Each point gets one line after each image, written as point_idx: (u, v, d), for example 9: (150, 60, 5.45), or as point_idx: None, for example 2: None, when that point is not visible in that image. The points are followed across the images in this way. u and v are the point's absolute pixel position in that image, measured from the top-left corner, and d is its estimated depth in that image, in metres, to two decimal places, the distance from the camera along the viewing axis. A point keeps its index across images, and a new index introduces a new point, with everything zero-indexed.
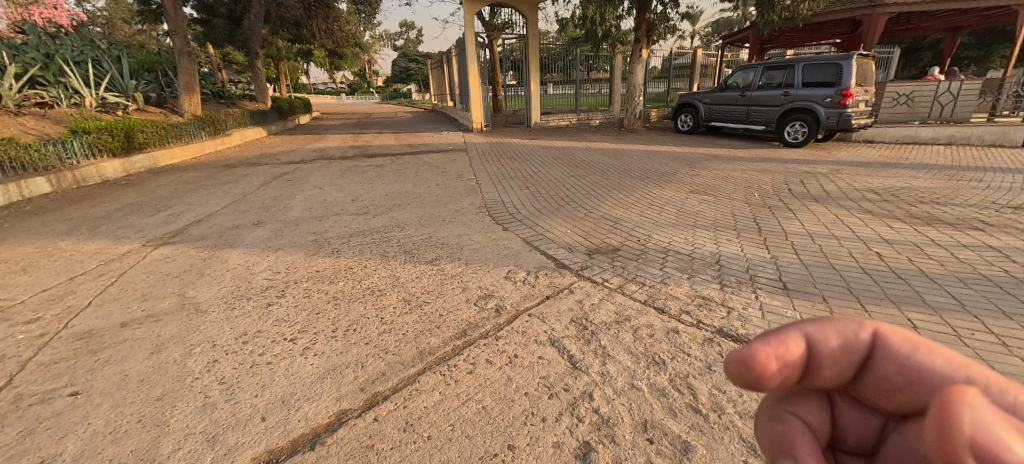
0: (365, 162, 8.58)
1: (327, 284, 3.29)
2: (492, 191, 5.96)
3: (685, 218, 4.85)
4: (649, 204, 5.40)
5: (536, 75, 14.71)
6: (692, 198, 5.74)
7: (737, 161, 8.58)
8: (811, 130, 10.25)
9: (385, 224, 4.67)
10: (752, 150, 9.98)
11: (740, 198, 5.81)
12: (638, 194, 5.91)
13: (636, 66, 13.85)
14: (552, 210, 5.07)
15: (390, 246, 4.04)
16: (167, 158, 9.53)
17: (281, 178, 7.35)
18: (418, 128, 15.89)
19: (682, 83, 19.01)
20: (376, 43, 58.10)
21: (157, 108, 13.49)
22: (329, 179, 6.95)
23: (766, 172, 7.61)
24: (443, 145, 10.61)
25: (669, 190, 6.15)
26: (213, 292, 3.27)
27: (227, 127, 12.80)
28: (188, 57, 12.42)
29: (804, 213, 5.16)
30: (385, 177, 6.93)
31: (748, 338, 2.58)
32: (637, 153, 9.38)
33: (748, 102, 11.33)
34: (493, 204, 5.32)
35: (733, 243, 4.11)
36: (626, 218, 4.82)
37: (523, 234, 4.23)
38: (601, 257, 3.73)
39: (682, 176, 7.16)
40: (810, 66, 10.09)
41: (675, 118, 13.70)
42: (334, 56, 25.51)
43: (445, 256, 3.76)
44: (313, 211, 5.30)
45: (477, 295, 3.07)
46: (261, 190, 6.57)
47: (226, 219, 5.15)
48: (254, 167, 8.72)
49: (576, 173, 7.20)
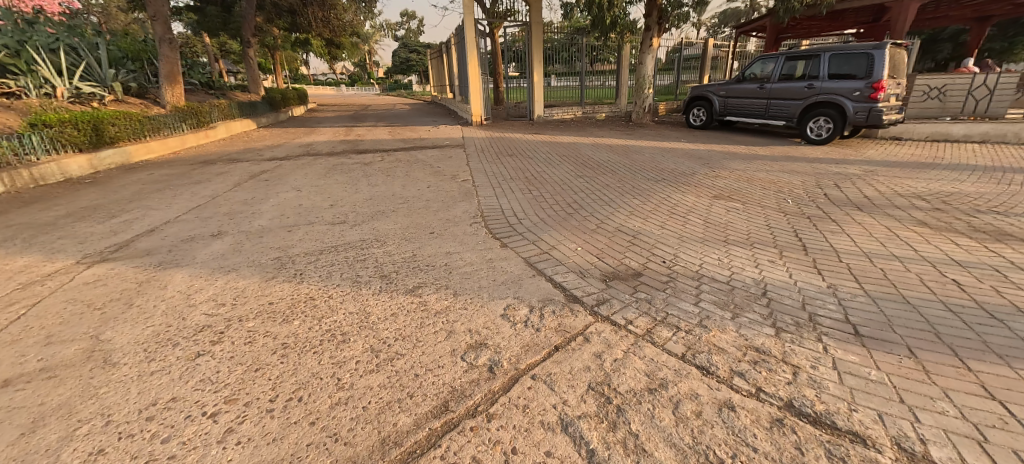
0: (354, 159, 7.89)
1: (278, 325, 2.60)
2: (490, 195, 5.26)
3: (714, 232, 4.16)
4: (669, 212, 4.72)
5: (539, 65, 13.81)
6: (718, 205, 5.03)
7: (760, 160, 7.86)
8: (836, 126, 9.47)
9: (363, 237, 3.99)
10: (772, 147, 9.23)
11: (772, 205, 5.10)
12: (655, 199, 5.20)
13: (646, 57, 13.04)
14: (559, 221, 4.38)
15: (364, 268, 3.36)
16: (141, 153, 8.85)
17: (258, 177, 6.67)
18: (414, 121, 15.14)
19: (692, 75, 18.19)
20: (376, 33, 57.01)
21: (138, 99, 12.76)
22: (310, 180, 6.26)
23: (793, 173, 6.89)
24: (439, 140, 9.89)
25: (691, 195, 5.43)
26: (135, 334, 2.60)
27: (213, 120, 12.10)
28: (170, 45, 11.68)
29: (850, 225, 4.45)
30: (371, 178, 6.23)
31: (831, 419, 1.89)
32: (647, 151, 8.66)
33: (767, 95, 10.55)
34: (490, 211, 4.64)
35: (777, 266, 3.42)
36: (644, 231, 4.13)
37: (525, 253, 3.55)
38: (620, 286, 3.05)
39: (701, 177, 6.44)
40: (837, 56, 9.30)
41: (686, 112, 12.91)
42: (331, 46, 24.67)
43: (429, 282, 3.08)
44: (284, 219, 4.62)
45: (465, 343, 2.39)
46: (233, 191, 5.87)
47: (183, 228, 4.47)
48: (234, 164, 8.03)
49: (584, 173, 6.49)
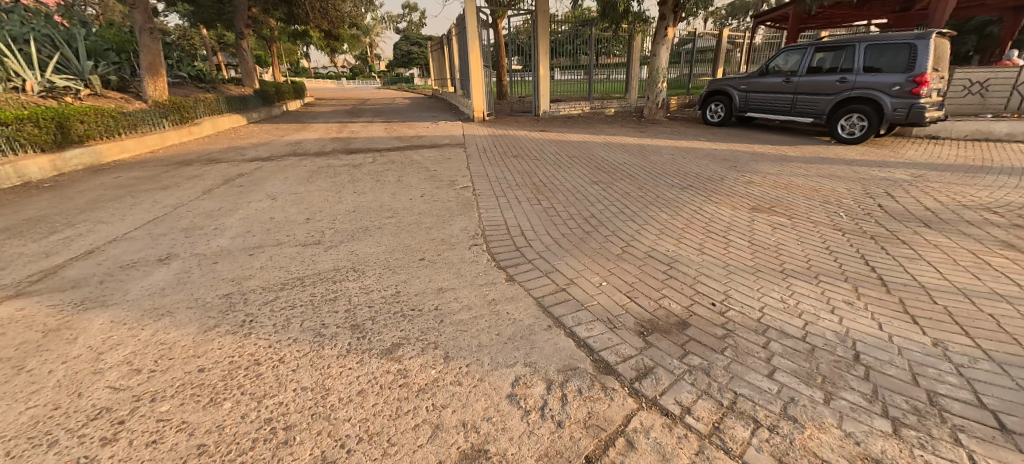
0: (342, 160, 7.16)
1: (201, 412, 1.89)
2: (493, 207, 4.53)
3: (765, 258, 3.41)
4: (704, 229, 3.98)
5: (545, 57, 13.01)
6: (761, 220, 4.27)
7: (791, 162, 7.09)
8: (870, 124, 8.65)
9: (337, 264, 3.27)
10: (800, 146, 8.46)
11: (824, 221, 4.34)
12: (685, 213, 4.44)
13: (660, 48, 12.23)
14: (576, 242, 3.66)
15: (333, 313, 2.63)
16: (114, 152, 8.15)
17: (232, 182, 5.95)
18: (413, 117, 14.37)
19: (705, 67, 17.30)
20: (377, 25, 55.91)
21: (120, 93, 12.01)
22: (289, 185, 5.55)
23: (834, 178, 6.12)
24: (438, 138, 9.13)
25: (725, 207, 4.68)
26: (4, 423, 1.88)
27: (197, 116, 11.38)
28: (151, 34, 10.93)
29: (928, 250, 3.68)
30: (358, 184, 5.51)
31: None
32: (665, 151, 7.89)
33: (794, 90, 9.73)
34: (493, 229, 3.90)
35: (857, 312, 2.69)
36: (679, 255, 3.41)
37: (536, 290, 2.83)
38: (663, 344, 2.32)
39: (730, 183, 5.69)
40: (874, 47, 8.52)
41: (702, 107, 12.09)
42: (329, 38, 23.88)
43: (412, 338, 2.35)
44: (248, 237, 3.90)
45: (457, 450, 1.66)
46: (200, 199, 5.16)
47: (128, 249, 3.75)
48: (211, 165, 7.31)
49: (599, 179, 5.74)
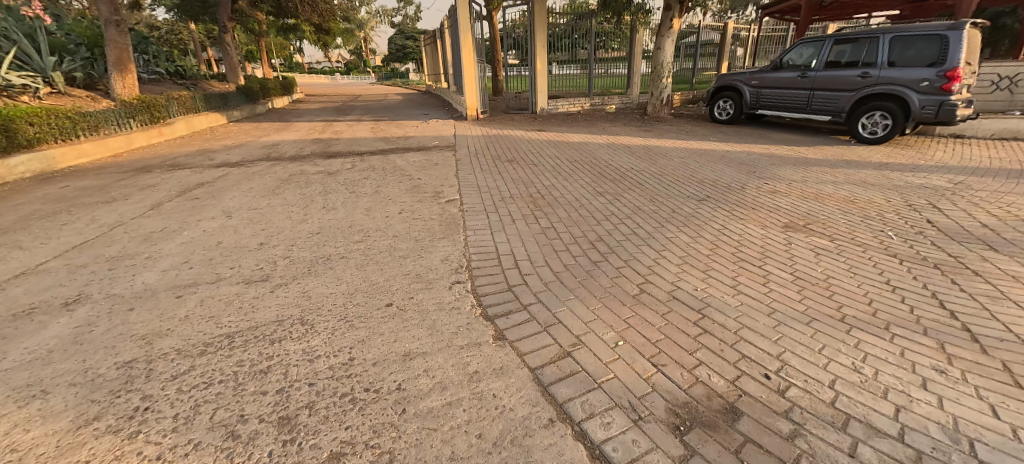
0: (318, 165, 6.43)
1: None
2: (482, 227, 3.85)
3: (818, 300, 2.75)
4: (735, 257, 3.32)
5: (543, 51, 12.30)
6: (800, 244, 3.61)
7: (814, 166, 6.41)
8: (894, 122, 8.00)
9: (280, 314, 2.58)
10: (820, 147, 7.79)
11: (873, 244, 3.68)
12: (710, 234, 3.78)
13: (664, 41, 11.47)
14: (583, 275, 2.99)
15: (260, 396, 1.94)
16: (70, 157, 7.40)
17: (188, 194, 5.24)
18: (403, 114, 13.59)
19: (709, 62, 16.58)
20: (370, 19, 54.67)
21: (87, 91, 11.20)
22: (252, 198, 4.88)
23: (866, 186, 5.46)
24: (427, 140, 8.44)
25: (755, 225, 4.01)
26: None
27: (170, 115, 10.62)
28: (118, 27, 10.13)
29: (1010, 285, 3.02)
30: (330, 197, 4.83)
31: None
32: (674, 153, 7.19)
33: (810, 86, 9.04)
34: (480, 259, 3.22)
35: (955, 388, 2.03)
36: (710, 296, 2.75)
37: (533, 355, 2.16)
38: (712, 452, 1.65)
39: (753, 194, 5.02)
40: (900, 39, 7.86)
41: (710, 104, 11.38)
42: (319, 32, 23.02)
43: (359, 445, 1.67)
44: (183, 270, 3.21)
45: None
46: (145, 217, 4.46)
47: (32, 288, 3.05)
48: (173, 172, 6.59)
49: (605, 189, 5.07)
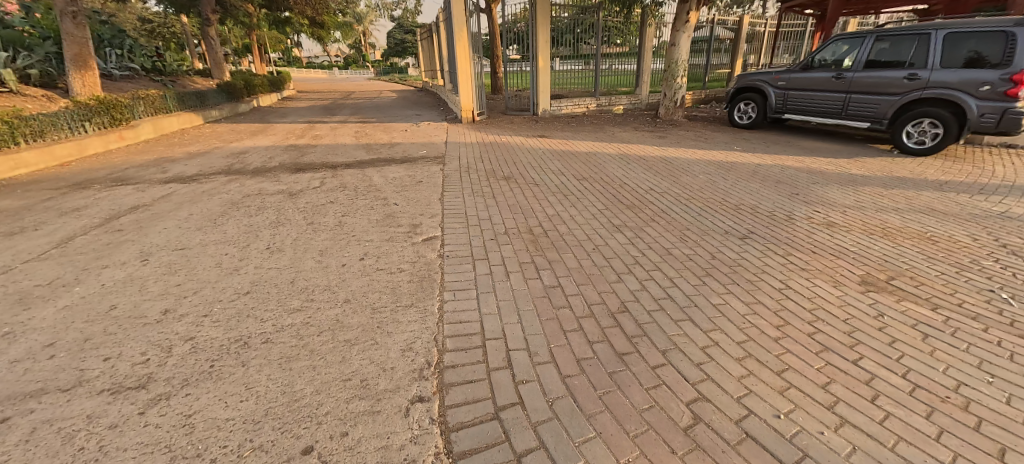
0: (280, 182, 5.47)
1: None
2: (467, 285, 2.89)
3: (965, 439, 1.79)
4: (815, 345, 2.37)
5: (545, 47, 11.30)
6: (895, 318, 2.64)
7: (864, 186, 5.45)
8: (945, 132, 7.00)
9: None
10: (862, 160, 6.84)
11: (993, 316, 2.70)
12: (770, 298, 2.81)
13: (679, 36, 10.46)
14: (605, 384, 2.02)
15: None
16: (5, 168, 6.44)
17: (113, 223, 4.30)
18: (394, 115, 12.62)
19: (723, 58, 15.52)
20: (370, 13, 53.50)
21: (45, 89, 10.22)
22: (186, 232, 3.94)
23: (936, 215, 4.50)
24: (414, 148, 7.50)
25: (824, 282, 3.05)
26: None
27: (135, 116, 9.66)
28: (74, 19, 9.14)
29: None
30: (279, 231, 3.88)
31: None
32: (698, 168, 6.20)
33: (846, 88, 8.02)
34: (457, 347, 2.26)
35: None
36: (802, 431, 1.79)
37: None
38: None
39: (805, 228, 4.06)
40: (954, 36, 6.89)
41: (729, 107, 10.37)
42: (311, 25, 21.92)
43: None
44: (35, 364, 2.25)
45: None
46: (41, 260, 3.51)
47: None
48: (111, 189, 5.61)
49: (623, 220, 4.11)
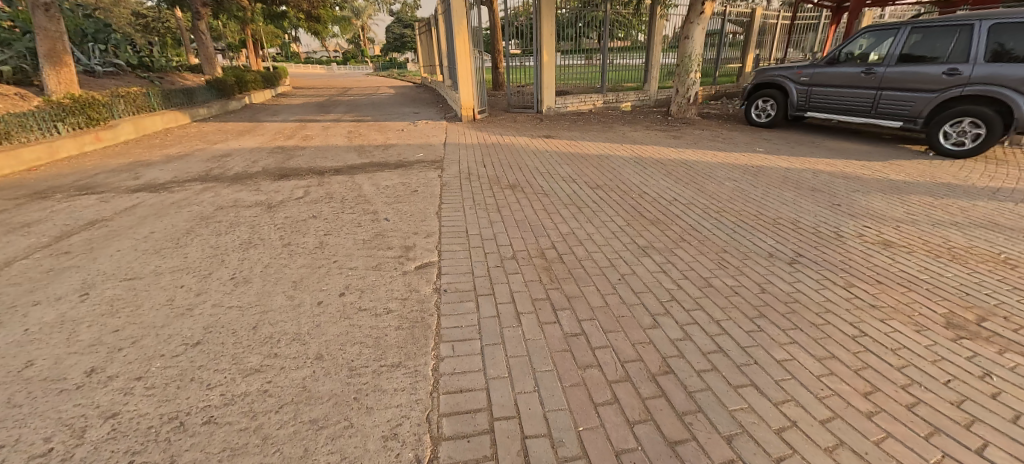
0: (260, 191, 4.93)
1: None
2: (469, 334, 2.34)
3: None
4: (922, 425, 1.81)
5: (550, 39, 10.65)
6: (1010, 381, 2.08)
7: (910, 195, 4.89)
8: (988, 132, 6.43)
9: None
10: (897, 163, 6.27)
11: None
12: (845, 351, 2.26)
13: (693, 28, 9.83)
14: None
15: None
16: None
17: (61, 242, 3.75)
18: (391, 113, 12.04)
19: (735, 53, 14.86)
20: (369, 8, 52.62)
21: (20, 87, 9.66)
22: (142, 255, 3.40)
23: (1003, 231, 3.93)
24: (410, 150, 6.94)
25: (904, 326, 2.48)
26: None
27: (115, 116, 9.08)
28: (47, 12, 8.55)
29: None
30: (250, 255, 3.33)
31: None
32: (722, 173, 5.63)
33: (876, 85, 7.42)
34: (456, 435, 1.70)
35: None
36: None
37: None
38: None
39: (860, 250, 3.49)
40: (999, 28, 6.27)
41: (745, 104, 9.76)
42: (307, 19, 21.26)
43: None
44: None
45: None
46: None
47: None
48: (73, 199, 5.06)
49: (648, 240, 3.56)
